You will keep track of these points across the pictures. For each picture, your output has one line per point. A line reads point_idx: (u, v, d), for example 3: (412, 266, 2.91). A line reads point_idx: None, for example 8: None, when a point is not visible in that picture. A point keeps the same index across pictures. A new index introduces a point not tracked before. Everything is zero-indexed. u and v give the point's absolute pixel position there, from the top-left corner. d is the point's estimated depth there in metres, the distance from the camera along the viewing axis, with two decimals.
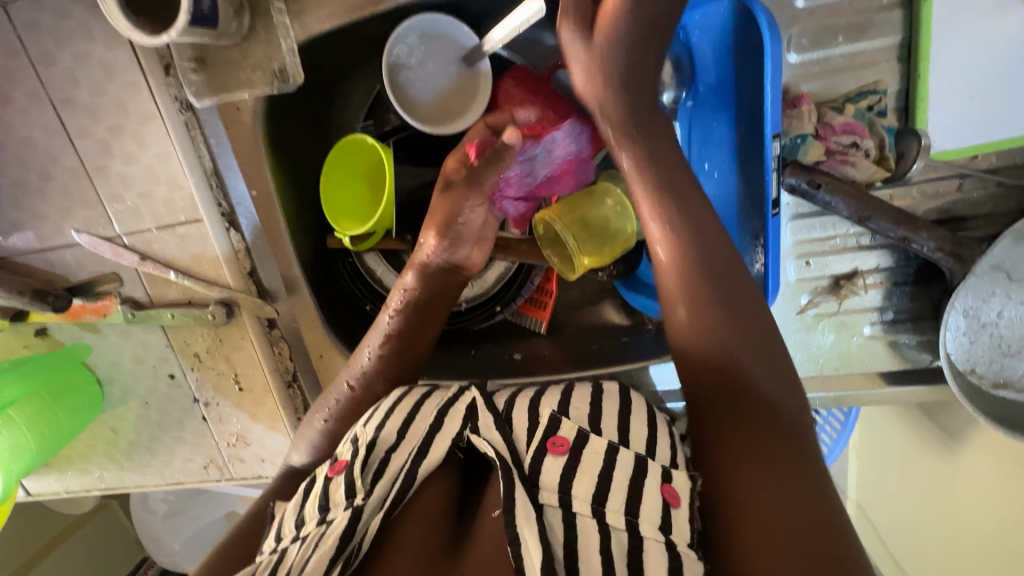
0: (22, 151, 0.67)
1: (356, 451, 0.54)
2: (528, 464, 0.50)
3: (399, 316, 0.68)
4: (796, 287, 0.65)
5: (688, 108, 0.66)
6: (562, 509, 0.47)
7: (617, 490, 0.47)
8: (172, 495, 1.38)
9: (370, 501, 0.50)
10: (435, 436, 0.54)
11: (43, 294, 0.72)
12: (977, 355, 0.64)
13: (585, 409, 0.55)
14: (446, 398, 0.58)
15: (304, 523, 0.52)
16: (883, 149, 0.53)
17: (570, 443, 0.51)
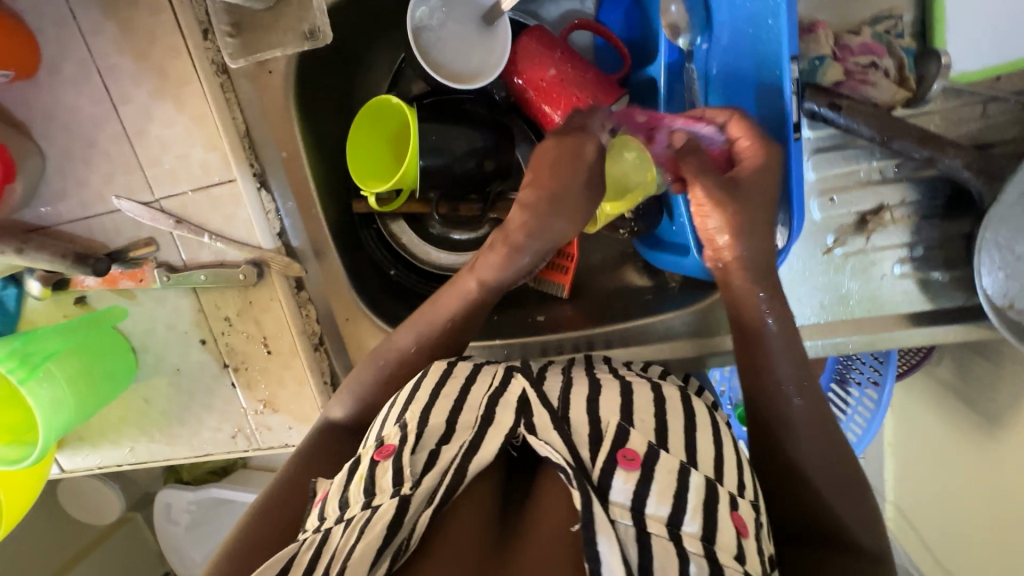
0: (69, 120, 0.72)
1: (404, 435, 0.56)
2: (598, 476, 0.53)
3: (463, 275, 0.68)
4: (821, 226, 0.65)
5: (704, 53, 0.66)
6: (636, 527, 0.50)
7: (694, 514, 0.51)
8: (196, 505, 1.37)
9: (418, 492, 0.52)
10: (490, 426, 0.57)
11: (84, 258, 0.75)
12: (1014, 289, 0.62)
13: (651, 420, 0.59)
14: (493, 386, 0.62)
15: (348, 506, 0.54)
16: (903, 69, 0.55)
17: (642, 459, 0.54)
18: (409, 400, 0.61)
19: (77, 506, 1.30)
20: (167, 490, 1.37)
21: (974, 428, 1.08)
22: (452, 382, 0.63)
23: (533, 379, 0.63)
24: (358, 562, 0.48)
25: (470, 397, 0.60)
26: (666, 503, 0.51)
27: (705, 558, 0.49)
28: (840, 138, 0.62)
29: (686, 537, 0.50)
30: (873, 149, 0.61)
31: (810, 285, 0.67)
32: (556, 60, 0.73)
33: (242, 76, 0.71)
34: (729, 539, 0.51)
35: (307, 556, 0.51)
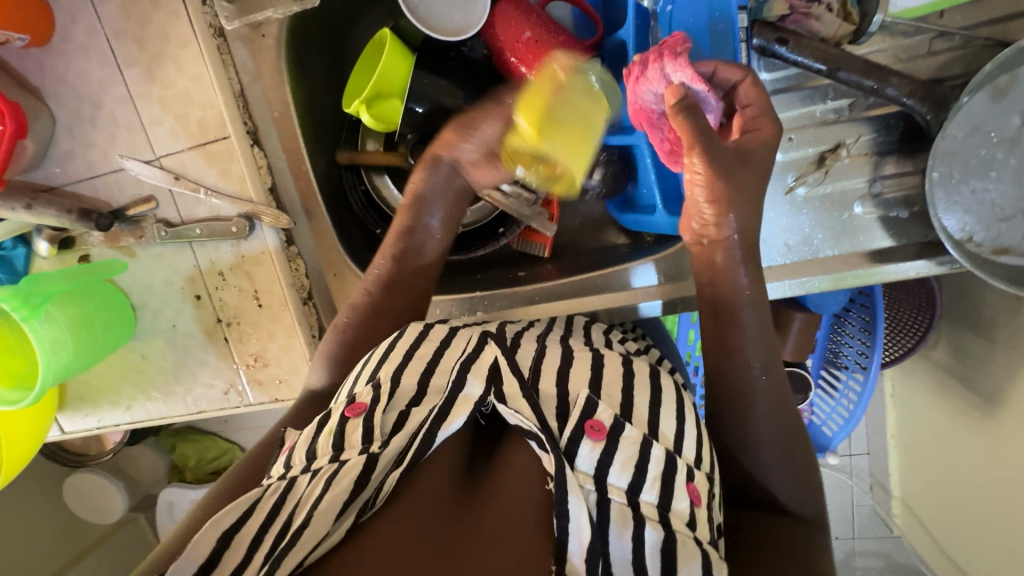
0: (77, 84, 0.77)
1: (377, 396, 0.58)
2: (565, 443, 0.54)
3: (404, 217, 0.75)
4: (782, 166, 0.67)
5: (667, 15, 0.66)
6: (597, 492, 0.52)
7: (653, 483, 0.53)
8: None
9: (386, 452, 0.54)
10: (458, 395, 0.57)
11: (88, 214, 0.80)
12: (973, 223, 0.64)
13: (618, 395, 0.59)
14: (465, 352, 0.62)
15: (316, 458, 0.55)
16: (846, 4, 0.58)
17: (608, 431, 0.55)
18: (382, 359, 0.63)
19: (82, 504, 1.36)
20: (170, 489, 1.37)
21: (972, 405, 1.05)
22: (426, 346, 0.64)
23: (507, 348, 0.63)
24: (325, 511, 0.49)
25: (443, 361, 0.62)
26: (628, 471, 0.53)
27: (659, 523, 0.51)
28: (794, 80, 0.65)
29: (641, 499, 0.52)
30: (826, 89, 0.64)
31: (773, 225, 0.69)
32: (529, 24, 0.76)
33: (237, 40, 0.76)
34: (682, 506, 0.53)
35: (271, 501, 0.52)
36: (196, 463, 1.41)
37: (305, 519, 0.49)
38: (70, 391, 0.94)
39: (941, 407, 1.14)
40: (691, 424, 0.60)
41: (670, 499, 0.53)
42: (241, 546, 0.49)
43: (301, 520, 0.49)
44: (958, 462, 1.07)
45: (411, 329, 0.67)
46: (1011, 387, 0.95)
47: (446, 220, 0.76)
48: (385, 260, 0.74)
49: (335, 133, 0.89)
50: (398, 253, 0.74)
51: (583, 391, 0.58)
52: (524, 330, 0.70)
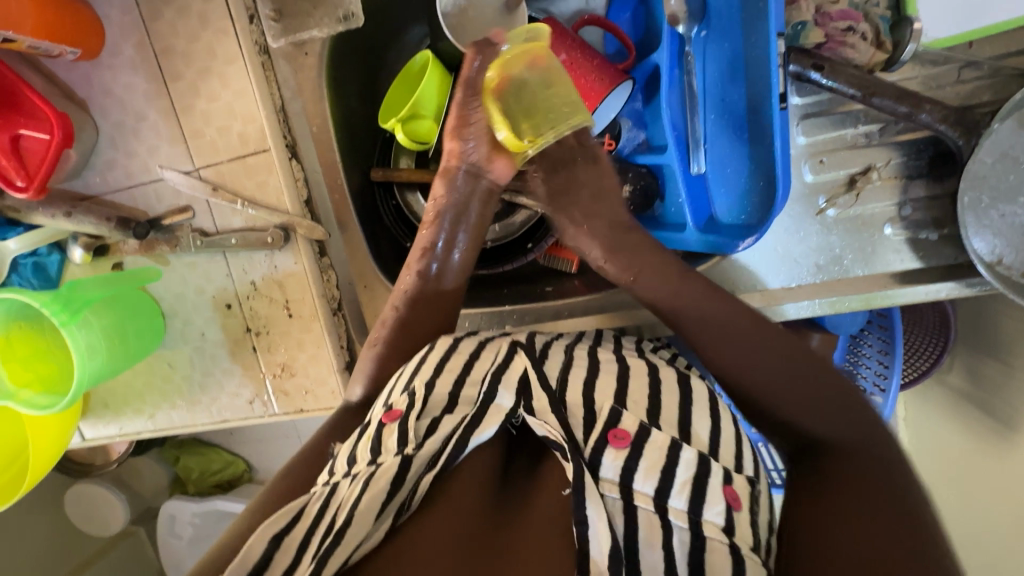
0: (123, 96, 0.79)
1: (412, 402, 0.58)
2: (589, 453, 0.53)
3: (432, 226, 0.74)
4: (812, 188, 0.69)
5: (701, 40, 0.69)
6: (623, 500, 0.50)
7: (682, 488, 0.51)
8: (200, 517, 1.36)
9: (419, 455, 0.53)
10: (491, 406, 0.56)
11: (126, 222, 0.81)
12: (1002, 245, 0.65)
13: (643, 398, 0.59)
14: (496, 361, 0.62)
15: (355, 463, 0.56)
16: (879, 34, 0.61)
17: (633, 438, 0.53)
18: (414, 372, 0.63)
19: (82, 513, 1.33)
20: (172, 501, 1.37)
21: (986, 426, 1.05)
22: (457, 357, 0.63)
23: (535, 359, 0.62)
24: (364, 512, 0.49)
25: (473, 372, 0.61)
26: (654, 477, 0.51)
27: (688, 529, 0.49)
28: (825, 105, 0.67)
29: (669, 505, 0.50)
30: (858, 114, 0.66)
31: (804, 245, 0.71)
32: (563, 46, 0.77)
33: (280, 57, 0.79)
34: (716, 512, 0.50)
35: (315, 508, 0.51)
36: (198, 476, 1.41)
37: (346, 518, 0.49)
38: (94, 398, 0.94)
39: (957, 431, 1.12)
40: (724, 423, 0.59)
41: (700, 505, 0.50)
42: (290, 548, 0.49)
43: (343, 520, 0.49)
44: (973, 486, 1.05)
45: (440, 342, 0.66)
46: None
47: (473, 233, 0.75)
48: (411, 274, 0.73)
49: (367, 148, 0.91)
50: (425, 266, 0.73)
51: (606, 402, 0.57)
52: (554, 341, 0.70)
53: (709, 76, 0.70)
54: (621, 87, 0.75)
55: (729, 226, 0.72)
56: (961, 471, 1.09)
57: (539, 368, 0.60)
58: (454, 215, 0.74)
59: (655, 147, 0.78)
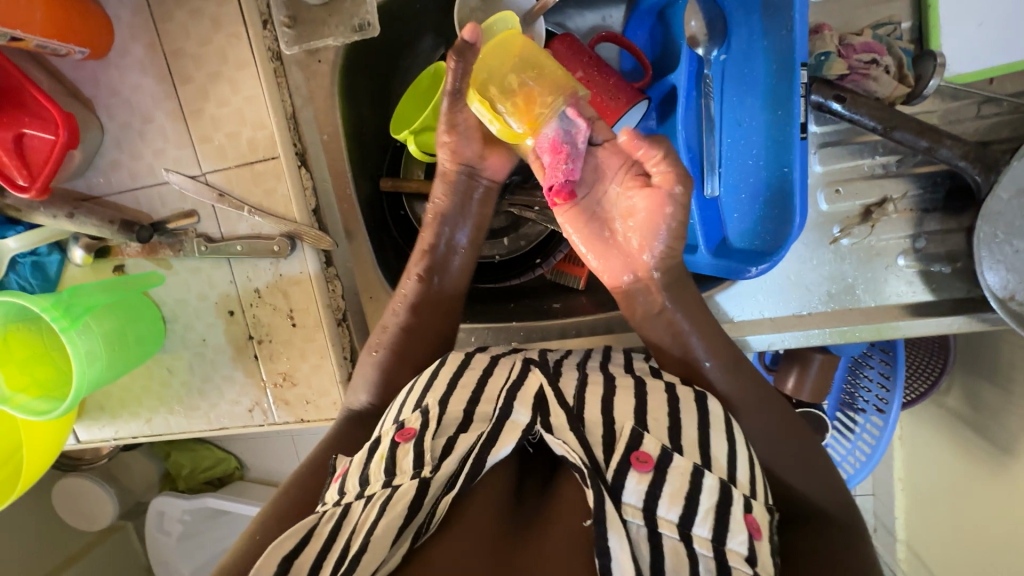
0: (131, 97, 0.78)
1: (425, 421, 0.57)
2: (611, 477, 0.52)
3: (433, 231, 0.73)
4: (827, 217, 0.69)
5: (721, 64, 0.69)
6: (647, 526, 0.50)
7: (705, 517, 0.50)
8: (189, 515, 1.35)
9: (437, 476, 0.53)
10: (506, 422, 0.55)
11: (129, 225, 0.79)
12: (1015, 282, 0.64)
13: (663, 416, 0.57)
14: (510, 377, 0.61)
15: (368, 482, 0.54)
16: (902, 68, 0.61)
17: (655, 462, 0.52)
18: (426, 390, 0.61)
19: (69, 508, 1.30)
20: (161, 498, 1.35)
21: (980, 449, 1.01)
22: (470, 374, 0.63)
23: (550, 375, 0.61)
24: (381, 538, 0.48)
25: (487, 390, 0.60)
26: (678, 504, 0.50)
27: (712, 556, 0.49)
28: (842, 134, 0.67)
29: (693, 533, 0.50)
30: (876, 145, 0.66)
31: (816, 274, 0.70)
32: (580, 63, 0.76)
33: (293, 64, 0.78)
34: (739, 541, 0.50)
35: (328, 528, 0.51)
36: (190, 472, 1.40)
37: (361, 545, 0.48)
38: (90, 400, 0.93)
39: (950, 452, 1.10)
40: (743, 448, 0.58)
41: (724, 533, 0.50)
42: (303, 572, 0.49)
43: (359, 546, 0.48)
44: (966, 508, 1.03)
45: (451, 359, 0.66)
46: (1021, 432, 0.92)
47: (473, 235, 0.75)
48: (412, 279, 0.72)
49: (376, 156, 0.90)
50: (426, 272, 0.72)
51: (625, 422, 0.56)
52: (565, 358, 0.68)
53: (727, 100, 0.69)
54: (636, 106, 0.74)
55: (741, 250, 0.71)
56: (955, 493, 1.07)
57: (556, 386, 0.59)
58: (454, 219, 0.73)
59: None
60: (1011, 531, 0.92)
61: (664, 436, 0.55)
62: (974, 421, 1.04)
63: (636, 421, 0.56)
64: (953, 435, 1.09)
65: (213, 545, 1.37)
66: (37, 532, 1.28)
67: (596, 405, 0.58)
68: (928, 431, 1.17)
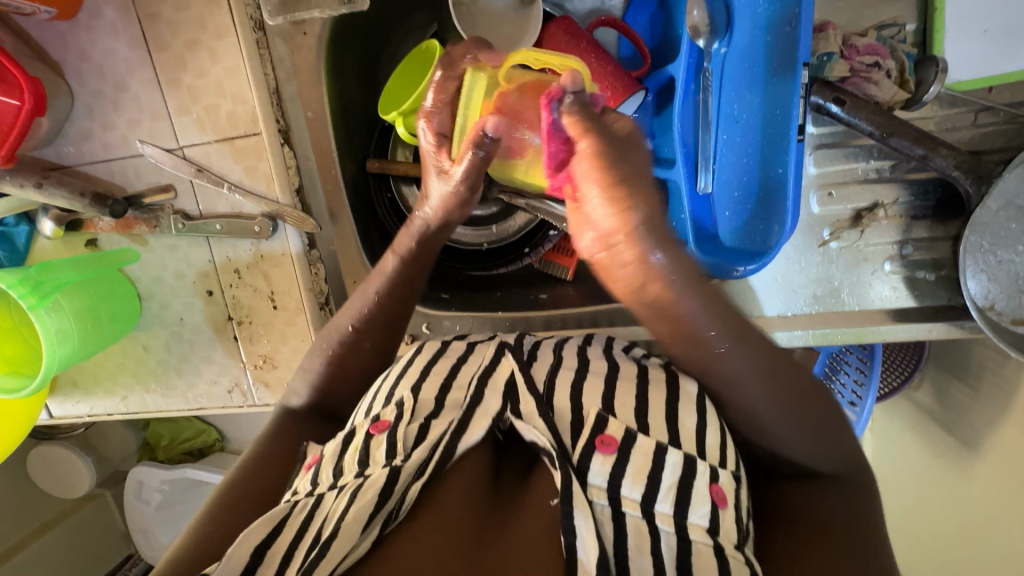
0: (103, 62, 0.73)
1: (401, 412, 0.56)
2: (577, 459, 0.52)
3: (403, 265, 0.69)
4: (817, 219, 0.68)
5: (721, 58, 0.65)
6: (611, 506, 0.49)
7: (667, 493, 0.50)
8: (168, 485, 1.35)
9: (407, 465, 0.52)
10: (476, 410, 0.56)
11: (102, 198, 0.76)
12: (996, 292, 0.65)
13: (631, 401, 0.58)
14: (483, 366, 0.61)
15: (342, 474, 0.54)
16: (903, 72, 0.60)
17: (619, 443, 0.52)
18: (400, 377, 0.63)
19: (46, 477, 1.28)
20: (139, 468, 1.34)
21: (948, 446, 1.03)
22: (443, 361, 0.64)
23: (523, 362, 0.61)
24: (351, 523, 0.48)
25: (459, 376, 0.61)
26: (641, 483, 0.50)
27: (674, 533, 0.49)
28: (839, 136, 0.66)
29: (655, 510, 0.49)
30: (871, 149, 0.65)
31: (804, 276, 0.70)
32: (579, 48, 0.73)
33: (277, 35, 0.73)
34: (701, 514, 0.50)
35: (299, 518, 0.50)
36: (168, 444, 1.38)
37: (333, 531, 0.47)
38: (62, 376, 0.90)
39: (918, 446, 1.12)
40: (715, 425, 0.58)
41: (686, 508, 0.50)
42: (273, 561, 0.48)
43: (330, 531, 0.47)
44: (929, 502, 1.05)
45: (428, 347, 0.67)
46: (989, 431, 0.94)
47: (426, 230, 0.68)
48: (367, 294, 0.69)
49: (363, 133, 0.86)
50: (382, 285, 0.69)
51: (591, 407, 0.56)
52: (541, 343, 0.69)
53: (725, 95, 0.67)
54: (634, 96, 0.72)
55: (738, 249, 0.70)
56: (921, 483, 1.09)
57: (527, 372, 0.59)
58: (432, 238, 0.69)
59: (662, 159, 0.76)
60: (971, 522, 0.95)
61: (631, 419, 0.56)
62: (943, 419, 1.06)
63: (604, 408, 0.57)
64: (922, 430, 1.11)
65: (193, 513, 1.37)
66: (14, 500, 1.27)
67: (568, 389, 0.58)
68: (899, 424, 1.19)
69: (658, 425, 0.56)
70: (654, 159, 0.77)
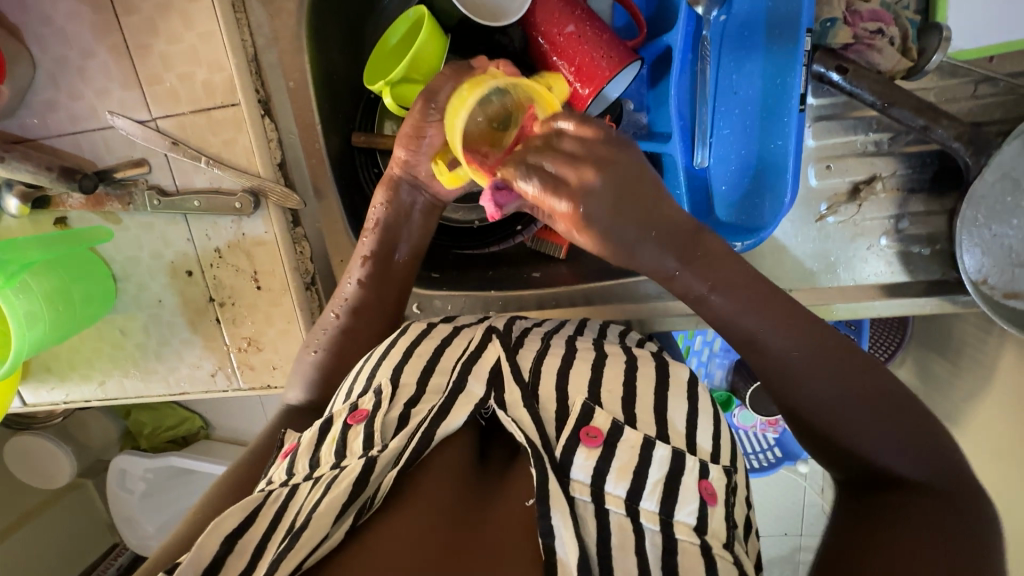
0: (65, 26, 0.69)
1: (378, 401, 0.55)
2: (560, 455, 0.50)
3: (378, 244, 0.68)
4: (816, 193, 0.68)
5: (720, 25, 0.64)
6: (594, 504, 0.48)
7: (654, 490, 0.49)
8: (152, 473, 1.32)
9: (384, 455, 0.50)
10: (460, 393, 0.54)
11: (71, 172, 0.71)
12: (988, 266, 0.65)
13: (618, 389, 0.55)
14: (471, 343, 0.60)
15: (317, 466, 0.53)
16: (906, 40, 0.59)
17: (605, 436, 0.51)
18: (382, 357, 0.60)
19: (22, 465, 1.24)
20: (122, 456, 1.31)
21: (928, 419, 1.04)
22: (427, 343, 0.61)
23: (509, 348, 0.59)
24: (321, 516, 0.46)
25: (442, 360, 0.58)
26: (626, 479, 0.49)
27: (659, 530, 0.47)
28: (839, 108, 0.65)
29: (641, 507, 0.48)
30: (871, 121, 0.64)
31: (799, 251, 0.70)
32: (573, 15, 0.71)
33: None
34: (688, 512, 0.48)
35: (272, 511, 0.49)
36: (151, 432, 1.33)
37: (303, 522, 0.46)
38: (35, 362, 0.87)
39: None
40: (711, 417, 0.56)
41: (672, 506, 0.48)
42: (244, 552, 0.47)
43: (302, 522, 0.46)
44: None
45: (414, 327, 0.64)
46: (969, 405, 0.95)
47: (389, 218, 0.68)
48: (353, 282, 0.69)
49: (349, 104, 0.82)
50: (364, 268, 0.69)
51: (575, 398, 0.54)
52: (532, 328, 0.66)
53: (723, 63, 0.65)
54: (628, 68, 0.69)
55: (729, 225, 0.69)
56: None
57: (513, 361, 0.57)
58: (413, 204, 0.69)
59: (656, 133, 0.74)
60: None
61: (618, 410, 0.54)
62: (923, 392, 1.06)
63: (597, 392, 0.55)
64: None
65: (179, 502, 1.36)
66: None
67: (559, 375, 0.56)
68: None
69: (646, 416, 0.54)
70: (647, 133, 0.76)
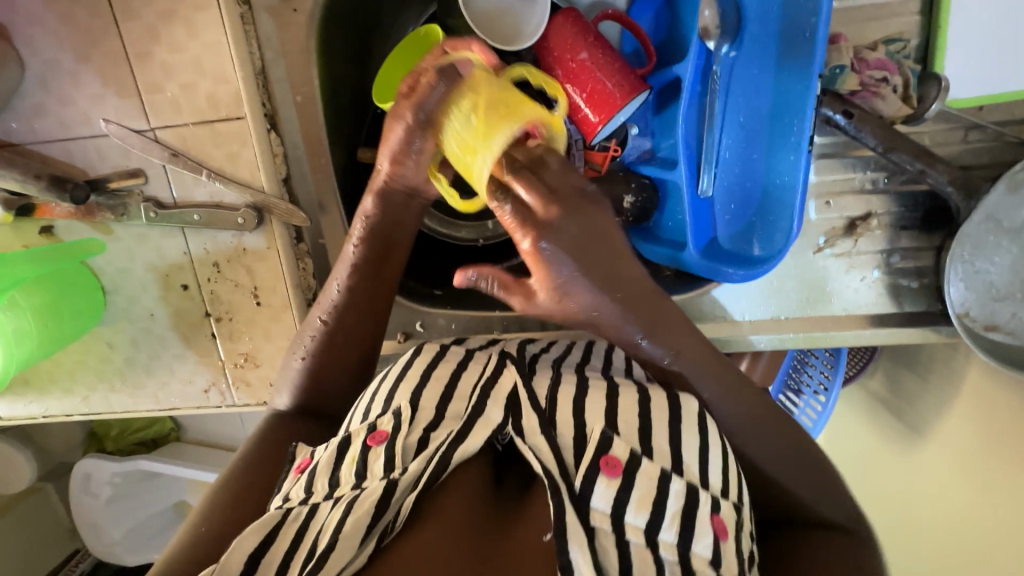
0: (59, 28, 0.65)
1: (398, 422, 0.54)
2: (580, 486, 0.51)
3: (365, 246, 0.65)
4: (815, 227, 0.70)
5: (729, 61, 0.65)
6: (615, 533, 0.49)
7: (672, 521, 0.50)
8: (120, 477, 1.26)
9: (405, 478, 0.50)
10: (478, 420, 0.54)
11: (61, 182, 0.68)
12: (971, 299, 0.69)
13: (635, 420, 0.56)
14: (487, 370, 0.59)
15: (338, 485, 0.52)
16: (908, 87, 0.62)
17: (625, 467, 0.52)
18: (399, 379, 0.59)
19: None
20: (88, 459, 1.24)
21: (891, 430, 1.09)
22: (444, 366, 0.61)
23: (525, 372, 0.59)
24: (346, 537, 0.47)
25: (461, 385, 0.58)
26: (645, 511, 0.50)
27: (676, 562, 0.49)
28: (839, 147, 0.68)
29: (659, 539, 0.50)
30: (869, 160, 0.67)
31: (799, 277, 0.72)
32: (585, 42, 0.71)
33: (264, 10, 0.67)
34: (704, 545, 0.50)
35: (293, 528, 0.49)
36: (119, 433, 1.30)
37: (328, 544, 0.47)
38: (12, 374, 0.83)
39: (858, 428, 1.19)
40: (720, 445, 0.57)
41: (690, 538, 0.50)
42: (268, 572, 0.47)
43: (327, 543, 0.47)
44: (870, 489, 1.11)
45: (428, 347, 0.64)
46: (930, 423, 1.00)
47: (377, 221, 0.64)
48: (338, 287, 0.66)
49: (354, 117, 0.81)
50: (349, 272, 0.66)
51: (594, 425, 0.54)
52: (542, 354, 0.67)
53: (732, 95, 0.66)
54: (638, 97, 0.70)
55: (728, 253, 0.71)
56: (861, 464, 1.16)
57: (529, 385, 0.58)
58: (401, 198, 0.63)
59: (659, 159, 0.75)
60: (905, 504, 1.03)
61: (634, 439, 0.54)
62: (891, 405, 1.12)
63: (610, 423, 0.56)
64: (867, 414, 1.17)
65: (147, 508, 1.31)
66: None
67: (574, 404, 0.57)
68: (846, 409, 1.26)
69: (656, 443, 0.55)
70: (651, 158, 0.77)
